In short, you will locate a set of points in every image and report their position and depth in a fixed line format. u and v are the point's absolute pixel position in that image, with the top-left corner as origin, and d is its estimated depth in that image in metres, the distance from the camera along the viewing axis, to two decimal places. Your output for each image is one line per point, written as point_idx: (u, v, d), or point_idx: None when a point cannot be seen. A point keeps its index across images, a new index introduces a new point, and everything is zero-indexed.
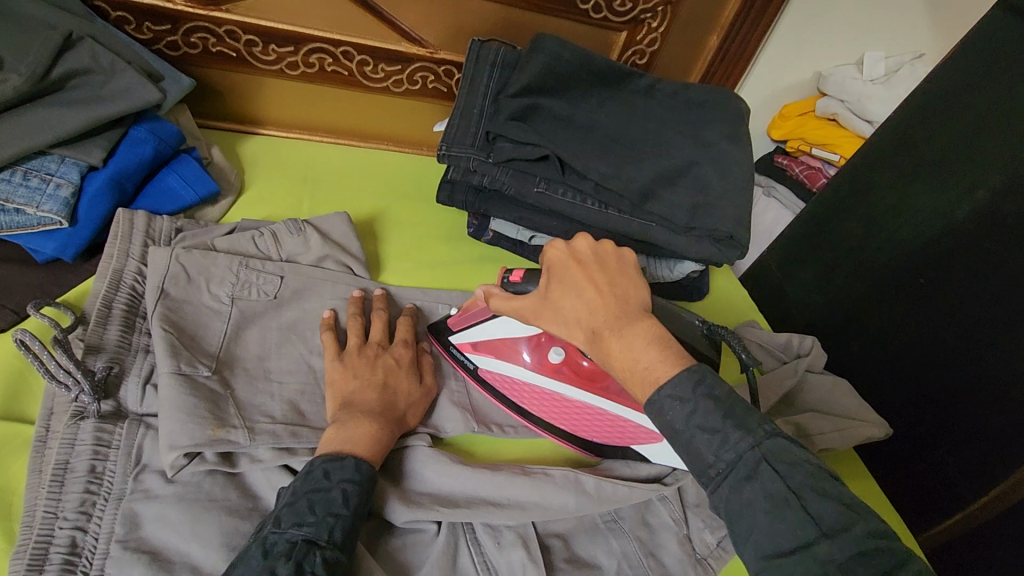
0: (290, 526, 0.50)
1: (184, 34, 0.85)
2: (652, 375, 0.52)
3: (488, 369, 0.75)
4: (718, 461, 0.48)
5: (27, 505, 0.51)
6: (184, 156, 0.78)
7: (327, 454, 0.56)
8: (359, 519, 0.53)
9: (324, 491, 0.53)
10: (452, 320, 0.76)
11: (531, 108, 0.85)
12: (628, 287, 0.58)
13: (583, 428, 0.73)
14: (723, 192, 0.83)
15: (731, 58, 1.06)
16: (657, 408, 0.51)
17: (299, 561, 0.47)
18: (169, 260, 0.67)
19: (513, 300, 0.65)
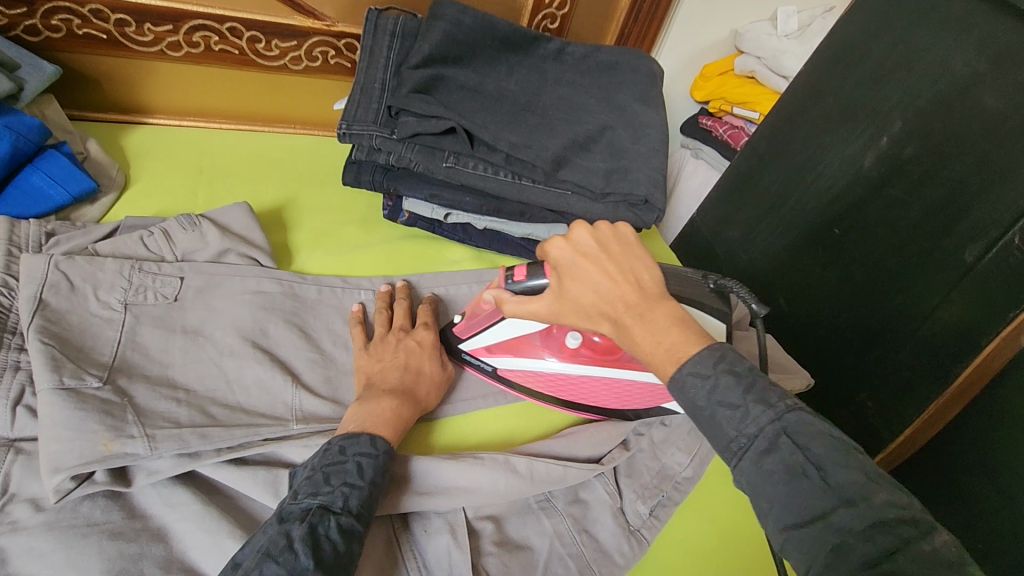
0: (305, 495, 0.50)
1: (43, 16, 0.77)
2: (676, 354, 0.49)
3: (507, 368, 0.72)
4: (740, 435, 0.45)
5: None
6: (51, 152, 0.71)
7: (343, 432, 0.55)
8: (376, 489, 0.52)
9: (339, 464, 0.52)
10: (460, 328, 0.72)
11: (435, 79, 0.81)
12: (641, 270, 0.55)
13: (611, 402, 0.71)
14: (637, 156, 0.82)
15: (644, 18, 1.04)
16: (680, 387, 0.48)
17: (311, 525, 0.47)
18: (48, 267, 0.61)
19: (526, 302, 0.61)
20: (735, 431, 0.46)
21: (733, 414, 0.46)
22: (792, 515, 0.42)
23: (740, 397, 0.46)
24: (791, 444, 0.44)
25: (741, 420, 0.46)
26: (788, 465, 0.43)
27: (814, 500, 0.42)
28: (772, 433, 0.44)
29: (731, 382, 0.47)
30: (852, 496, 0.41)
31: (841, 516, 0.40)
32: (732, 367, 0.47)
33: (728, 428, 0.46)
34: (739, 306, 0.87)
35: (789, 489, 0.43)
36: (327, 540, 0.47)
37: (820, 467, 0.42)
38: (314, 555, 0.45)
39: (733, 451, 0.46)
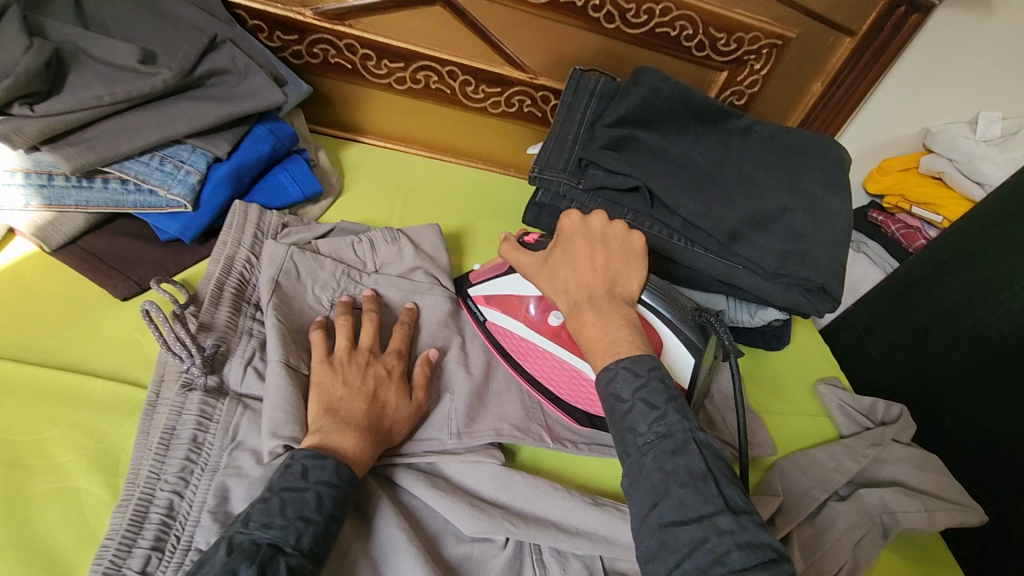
0: (257, 527, 0.47)
1: (309, 44, 0.92)
2: (613, 349, 0.56)
3: (494, 323, 0.75)
4: (648, 432, 0.51)
5: (133, 462, 0.53)
6: (295, 157, 0.83)
7: (310, 449, 0.52)
8: (335, 524, 0.50)
9: (298, 491, 0.49)
10: (475, 274, 0.79)
11: (626, 138, 0.86)
12: (624, 275, 0.64)
13: (549, 383, 0.72)
14: (817, 242, 0.80)
15: (835, 105, 1.03)
16: (610, 376, 0.54)
17: (260, 566, 0.43)
18: (285, 257, 0.70)
19: (516, 253, 0.70)
20: (646, 428, 0.51)
21: (649, 413, 0.52)
22: (680, 514, 0.46)
23: (662, 402, 0.52)
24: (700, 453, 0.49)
25: (654, 420, 0.51)
26: (690, 466, 0.48)
27: (703, 501, 0.46)
28: (682, 438, 0.50)
29: (659, 388, 0.52)
30: (737, 508, 0.46)
31: (724, 520, 0.45)
32: (664, 379, 0.53)
33: (641, 424, 0.51)
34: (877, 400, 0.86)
35: (682, 488, 0.47)
36: None
37: (716, 476, 0.47)
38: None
39: (636, 446, 0.51)
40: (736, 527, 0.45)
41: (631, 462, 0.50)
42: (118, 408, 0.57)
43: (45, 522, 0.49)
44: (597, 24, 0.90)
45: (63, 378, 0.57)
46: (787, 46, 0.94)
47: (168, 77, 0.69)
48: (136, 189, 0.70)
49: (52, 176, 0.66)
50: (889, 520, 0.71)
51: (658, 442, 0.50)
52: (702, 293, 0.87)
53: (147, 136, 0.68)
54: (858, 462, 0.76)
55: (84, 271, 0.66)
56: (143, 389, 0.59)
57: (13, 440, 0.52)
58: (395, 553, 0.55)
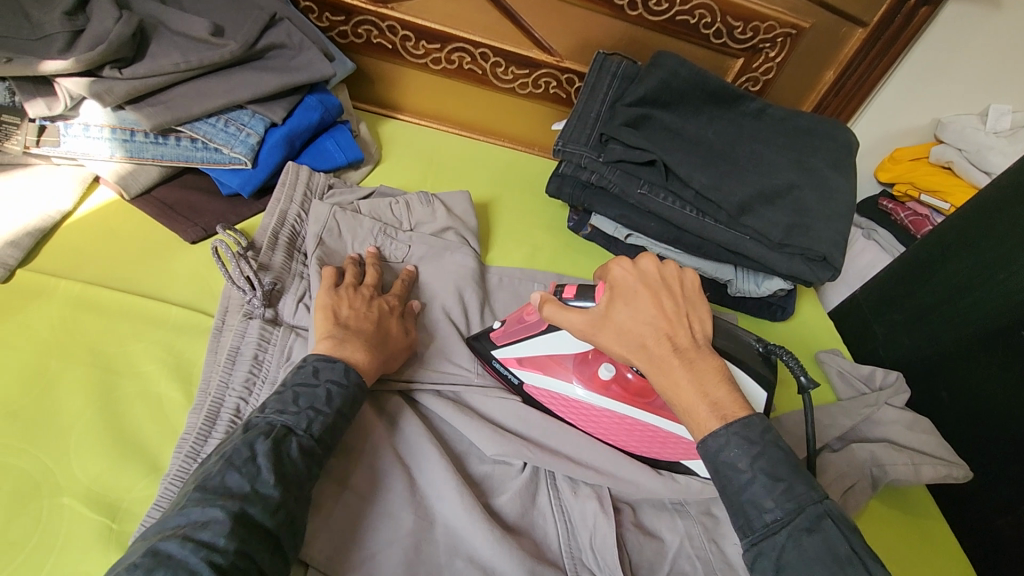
0: (273, 412, 0.54)
1: (354, 25, 1.00)
2: (721, 412, 0.55)
3: (534, 385, 0.73)
4: (777, 508, 0.51)
5: (205, 373, 0.61)
6: (340, 126, 0.91)
7: (321, 354, 0.59)
8: (341, 417, 0.56)
9: (310, 387, 0.56)
10: (497, 333, 0.73)
11: (644, 117, 0.92)
12: (693, 317, 0.61)
13: (629, 445, 0.71)
14: (821, 216, 0.86)
15: (848, 92, 1.08)
16: (721, 446, 0.53)
17: (275, 443, 0.51)
18: (329, 215, 0.79)
19: (569, 312, 0.64)
20: (773, 504, 0.51)
21: (773, 486, 0.52)
22: None
23: (786, 473, 0.52)
24: (833, 528, 0.49)
25: (780, 493, 0.51)
26: (831, 548, 0.48)
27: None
28: (816, 515, 0.50)
29: (779, 458, 0.52)
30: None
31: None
32: (777, 443, 0.53)
33: (764, 498, 0.51)
34: (875, 369, 0.91)
35: (827, 571, 0.48)
36: (290, 459, 0.51)
37: (862, 558, 0.48)
38: (275, 470, 0.49)
39: (764, 524, 0.51)
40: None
41: (760, 540, 0.51)
42: (191, 331, 0.65)
43: (134, 417, 0.57)
44: (620, 11, 0.96)
45: (145, 303, 0.65)
46: (802, 35, 1.00)
47: (234, 49, 0.77)
48: (203, 147, 0.78)
49: (134, 133, 0.75)
50: (878, 472, 0.76)
51: (787, 518, 0.51)
52: (711, 263, 0.94)
53: (215, 100, 0.77)
54: (852, 420, 0.82)
55: (158, 216, 0.75)
56: (210, 317, 0.67)
57: (106, 351, 0.61)
58: (425, 464, 0.63)
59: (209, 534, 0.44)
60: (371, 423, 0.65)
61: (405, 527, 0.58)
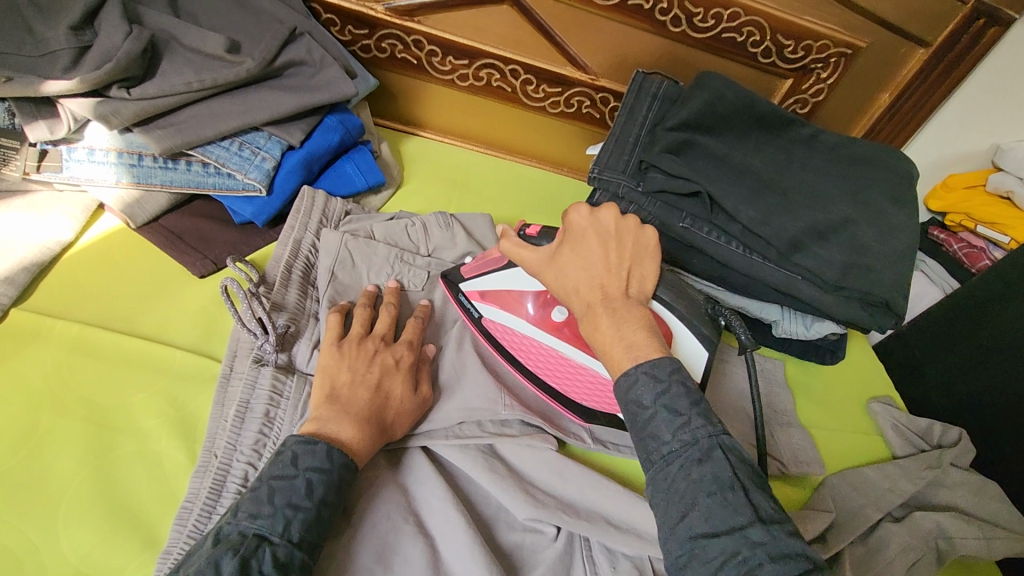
0: (245, 518, 0.46)
1: (378, 39, 0.94)
2: (633, 353, 0.53)
3: (492, 320, 0.71)
4: (673, 440, 0.48)
5: (210, 430, 0.56)
6: (361, 147, 0.85)
7: (301, 436, 0.52)
8: (326, 510, 0.49)
9: (286, 479, 0.49)
10: (467, 266, 0.72)
11: (687, 143, 0.85)
12: (637, 272, 0.60)
13: (572, 390, 0.68)
14: (882, 256, 0.79)
15: (903, 115, 1.01)
16: (628, 384, 0.52)
17: (243, 560, 0.43)
18: (340, 245, 0.72)
19: (523, 247, 0.64)
20: (671, 436, 0.48)
21: (673, 420, 0.49)
22: (708, 525, 0.44)
23: (685, 407, 0.49)
24: (723, 458, 0.47)
25: (679, 428, 0.48)
26: (718, 476, 0.46)
27: (734, 513, 0.44)
28: (708, 445, 0.47)
29: (682, 393, 0.50)
30: (768, 517, 0.44)
31: (758, 532, 0.43)
32: (684, 382, 0.51)
33: (665, 431, 0.49)
34: (935, 422, 0.84)
35: (711, 498, 0.45)
36: (260, 574, 0.43)
37: (745, 485, 0.46)
38: None
39: (661, 455, 0.48)
40: (768, 537, 0.43)
41: (656, 471, 0.48)
42: (196, 379, 0.60)
43: (131, 482, 0.52)
44: (662, 27, 0.90)
45: (147, 347, 0.60)
46: (857, 55, 0.93)
47: (251, 67, 0.72)
48: (216, 172, 0.73)
49: (142, 157, 0.70)
50: (945, 546, 0.69)
51: (684, 450, 0.48)
52: (756, 302, 0.88)
53: (229, 122, 0.71)
54: (914, 483, 0.74)
55: (165, 248, 0.69)
56: (217, 362, 0.62)
57: (102, 403, 0.55)
58: (449, 536, 0.56)
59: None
60: (391, 486, 0.59)
61: None
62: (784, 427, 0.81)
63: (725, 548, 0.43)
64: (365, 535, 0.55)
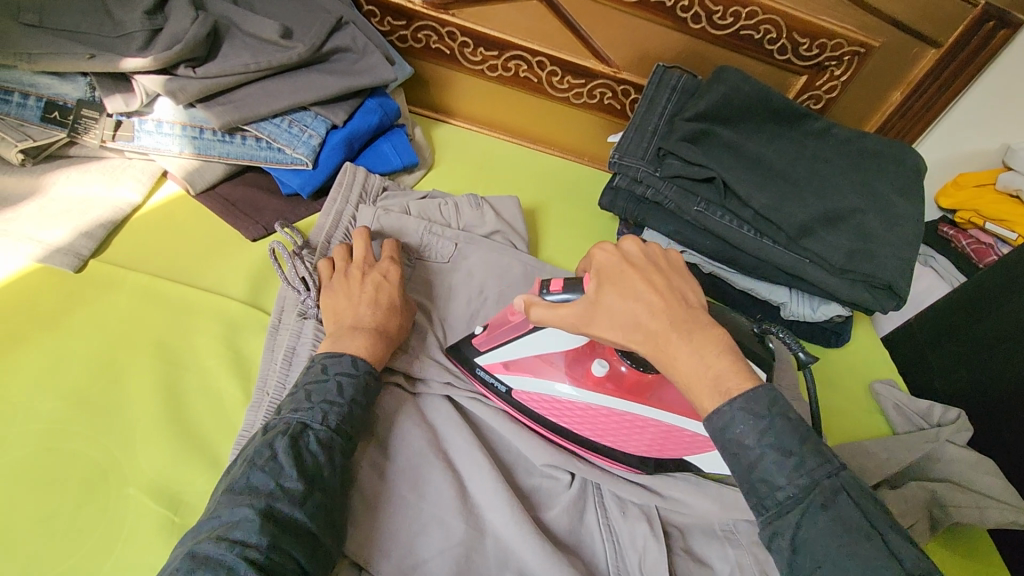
0: (287, 411, 0.53)
1: (414, 30, 1.00)
2: (722, 383, 0.50)
3: (522, 390, 0.69)
4: (789, 485, 0.47)
5: (262, 371, 0.62)
6: (397, 130, 0.91)
7: (327, 352, 0.58)
8: (358, 407, 0.55)
9: (321, 381, 0.55)
10: (480, 338, 0.70)
11: (703, 133, 0.90)
12: (684, 287, 0.56)
13: (629, 443, 0.66)
14: (886, 243, 0.83)
15: (914, 115, 1.05)
16: (725, 421, 0.49)
17: (292, 438, 0.50)
18: (373, 219, 0.80)
19: (558, 308, 0.58)
20: (785, 480, 0.47)
21: (785, 461, 0.47)
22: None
23: (796, 446, 0.47)
24: (848, 501, 0.46)
25: (791, 470, 0.47)
26: (846, 521, 0.45)
27: (871, 560, 0.44)
28: (829, 489, 0.47)
29: (786, 428, 0.48)
30: (913, 567, 0.44)
31: None
32: (786, 415, 0.48)
33: (777, 475, 0.47)
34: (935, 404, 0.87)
35: (842, 549, 0.45)
36: (308, 451, 0.50)
37: (875, 525, 0.46)
38: (296, 465, 0.48)
39: (776, 501, 0.47)
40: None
41: (773, 519, 0.47)
42: (250, 327, 0.66)
43: (196, 412, 0.58)
44: (682, 24, 0.95)
45: (207, 297, 0.66)
46: (871, 54, 0.97)
47: (302, 51, 0.78)
48: (267, 147, 0.80)
49: (203, 130, 0.77)
50: (939, 513, 0.73)
51: (801, 495, 0.46)
52: (766, 284, 0.92)
53: (281, 101, 0.78)
54: (913, 456, 0.79)
55: (221, 213, 0.76)
56: (267, 314, 0.68)
57: (170, 343, 0.62)
58: (474, 474, 0.62)
59: (242, 533, 0.44)
60: (421, 429, 0.64)
61: (457, 536, 0.58)
62: None
63: None
64: (400, 467, 0.61)
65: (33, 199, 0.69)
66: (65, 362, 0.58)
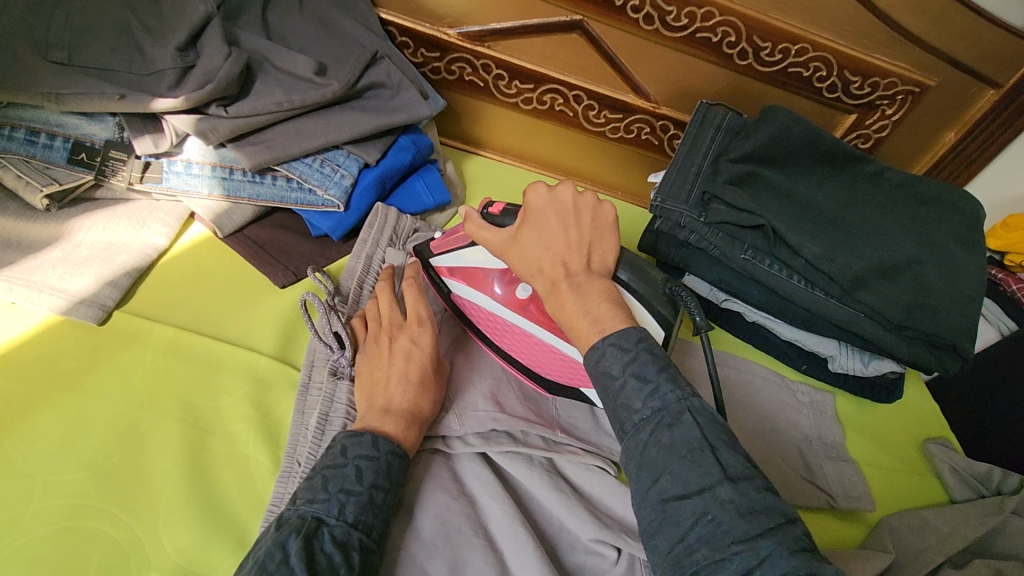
0: (302, 502, 0.48)
1: (448, 62, 0.97)
2: (600, 325, 0.54)
3: (459, 296, 0.73)
4: (642, 407, 0.49)
5: (292, 437, 0.58)
6: (430, 166, 0.88)
7: (347, 430, 0.54)
8: (380, 494, 0.51)
9: (338, 467, 0.50)
10: (436, 242, 0.73)
11: (750, 175, 0.86)
12: (598, 247, 0.60)
13: (540, 365, 0.69)
14: (945, 296, 0.79)
15: (967, 157, 1.00)
16: (597, 356, 0.53)
17: (307, 539, 0.45)
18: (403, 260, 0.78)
19: (486, 230, 0.63)
20: (641, 404, 0.49)
21: (642, 386, 0.50)
22: (680, 487, 0.46)
23: (653, 374, 0.50)
24: (692, 420, 0.48)
25: (647, 394, 0.50)
26: (687, 438, 0.47)
27: (702, 472, 0.45)
28: (677, 410, 0.48)
29: (647, 360, 0.51)
30: (737, 474, 0.45)
31: (726, 490, 0.44)
32: (650, 351, 0.52)
33: (635, 399, 0.50)
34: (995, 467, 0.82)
35: (681, 461, 0.46)
36: (325, 554, 0.45)
37: (713, 445, 0.47)
38: (310, 567, 0.43)
39: (633, 424, 0.50)
40: (738, 496, 0.44)
41: (629, 440, 0.49)
42: (279, 386, 0.63)
43: (224, 484, 0.55)
44: (729, 60, 0.91)
45: (235, 353, 0.63)
46: (926, 93, 0.92)
47: (337, 89, 0.75)
48: (297, 187, 0.76)
49: (233, 171, 0.74)
50: None
51: (652, 417, 0.49)
52: (814, 337, 0.88)
53: (314, 140, 0.74)
54: (975, 530, 0.74)
55: (250, 258, 0.73)
56: (297, 370, 0.65)
57: (196, 404, 0.59)
58: (514, 553, 0.58)
59: None
60: (458, 500, 0.61)
61: None
62: (835, 461, 0.81)
63: (695, 508, 0.44)
64: (438, 545, 0.57)
65: (57, 244, 0.66)
66: (86, 428, 0.55)
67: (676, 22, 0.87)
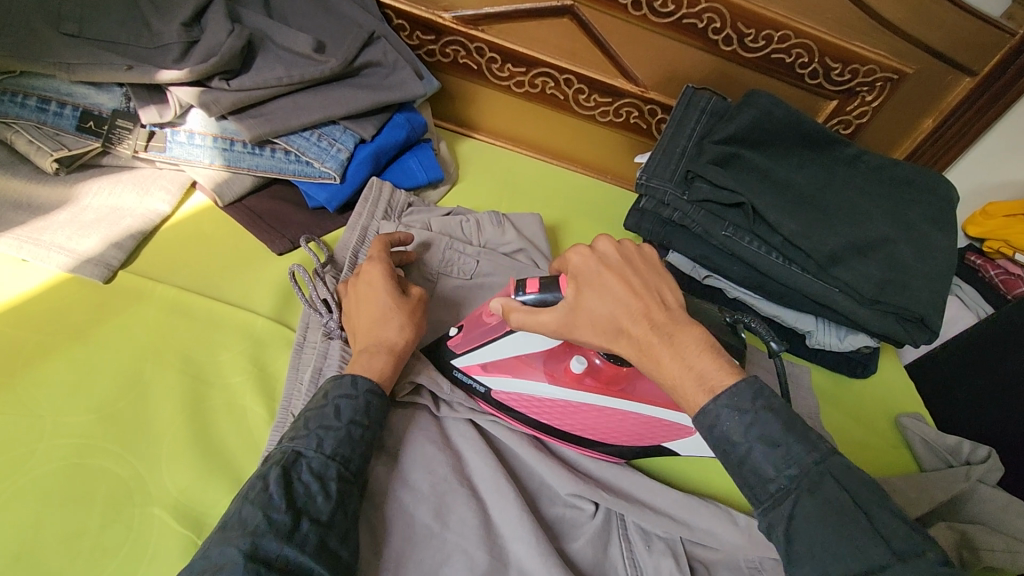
0: (285, 439, 0.52)
1: (443, 45, 1.00)
2: (709, 382, 0.51)
3: (501, 391, 0.68)
4: (778, 476, 0.48)
5: (286, 390, 0.61)
6: (424, 145, 0.91)
7: (330, 377, 0.58)
8: (358, 431, 0.54)
9: (319, 406, 0.54)
10: (455, 341, 0.69)
11: (732, 156, 0.89)
12: (662, 287, 0.57)
13: (610, 434, 0.68)
14: (916, 274, 0.82)
15: (947, 142, 1.02)
16: (713, 419, 0.50)
17: (285, 469, 0.49)
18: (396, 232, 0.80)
19: (537, 313, 0.59)
20: (774, 472, 0.48)
21: (772, 451, 0.48)
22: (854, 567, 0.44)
23: (779, 433, 0.48)
24: (836, 483, 0.47)
25: (779, 459, 0.48)
26: (832, 503, 0.46)
27: (861, 548, 0.44)
28: (817, 474, 0.47)
29: (771, 419, 0.49)
30: (904, 550, 0.44)
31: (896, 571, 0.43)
32: (770, 405, 0.49)
33: (766, 467, 0.48)
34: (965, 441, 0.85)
35: (834, 538, 0.45)
36: (302, 483, 0.49)
37: (867, 510, 0.46)
38: (286, 496, 0.47)
39: (768, 493, 0.48)
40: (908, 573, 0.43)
41: (768, 511, 0.48)
42: (274, 344, 0.66)
43: (221, 430, 0.58)
44: (714, 46, 0.94)
45: (233, 312, 0.66)
46: (904, 80, 0.95)
47: (334, 66, 0.78)
48: (295, 160, 0.80)
49: (234, 143, 0.77)
50: (968, 556, 0.71)
51: (791, 485, 0.48)
52: (792, 312, 0.91)
53: (312, 114, 0.77)
54: (942, 495, 0.77)
55: (249, 227, 0.76)
56: (292, 331, 0.68)
57: (194, 357, 0.62)
58: (496, 502, 0.61)
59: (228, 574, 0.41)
60: (443, 453, 0.64)
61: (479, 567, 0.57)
62: (811, 431, 0.84)
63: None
64: (424, 492, 0.60)
65: (64, 208, 0.69)
66: (92, 377, 0.59)
67: (663, 8, 0.90)
